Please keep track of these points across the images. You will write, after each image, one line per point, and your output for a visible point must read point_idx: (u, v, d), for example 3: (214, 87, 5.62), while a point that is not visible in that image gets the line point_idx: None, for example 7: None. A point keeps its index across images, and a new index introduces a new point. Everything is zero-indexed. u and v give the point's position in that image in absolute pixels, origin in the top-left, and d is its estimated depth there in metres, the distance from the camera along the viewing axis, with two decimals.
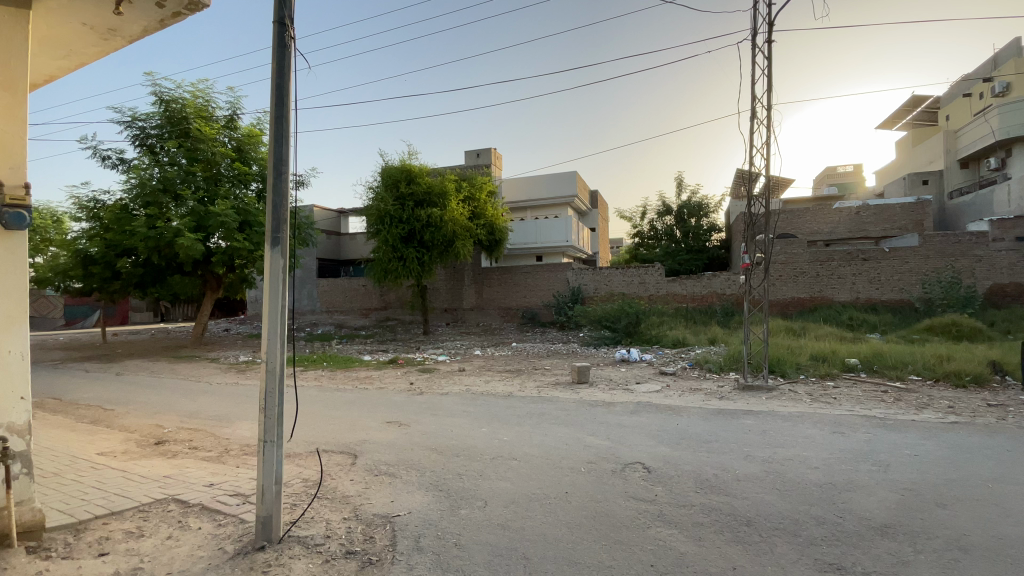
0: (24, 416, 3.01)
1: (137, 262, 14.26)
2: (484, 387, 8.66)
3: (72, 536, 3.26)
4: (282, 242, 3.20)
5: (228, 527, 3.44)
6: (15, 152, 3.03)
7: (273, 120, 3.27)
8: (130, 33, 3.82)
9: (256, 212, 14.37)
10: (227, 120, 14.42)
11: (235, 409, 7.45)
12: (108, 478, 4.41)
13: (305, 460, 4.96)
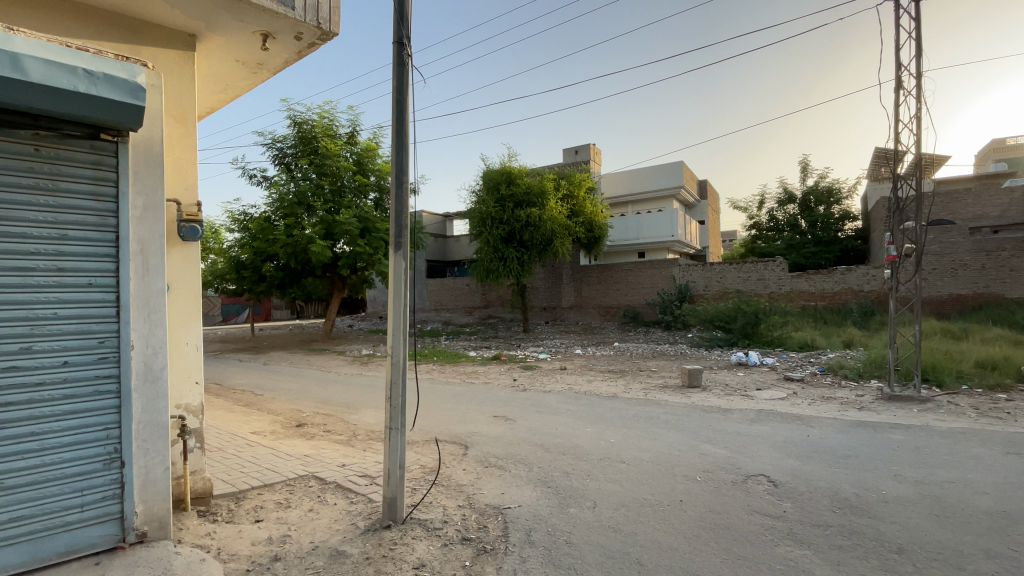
0: (198, 398, 3.57)
1: (278, 266, 16.28)
2: (588, 387, 8.56)
3: (234, 504, 3.80)
4: (404, 246, 3.43)
5: (359, 505, 3.79)
6: (188, 176, 3.59)
7: (395, 133, 3.52)
8: (273, 65, 4.34)
9: (374, 219, 15.71)
10: (348, 136, 15.94)
11: (360, 398, 8.20)
12: (261, 454, 5.11)
13: (422, 448, 5.30)
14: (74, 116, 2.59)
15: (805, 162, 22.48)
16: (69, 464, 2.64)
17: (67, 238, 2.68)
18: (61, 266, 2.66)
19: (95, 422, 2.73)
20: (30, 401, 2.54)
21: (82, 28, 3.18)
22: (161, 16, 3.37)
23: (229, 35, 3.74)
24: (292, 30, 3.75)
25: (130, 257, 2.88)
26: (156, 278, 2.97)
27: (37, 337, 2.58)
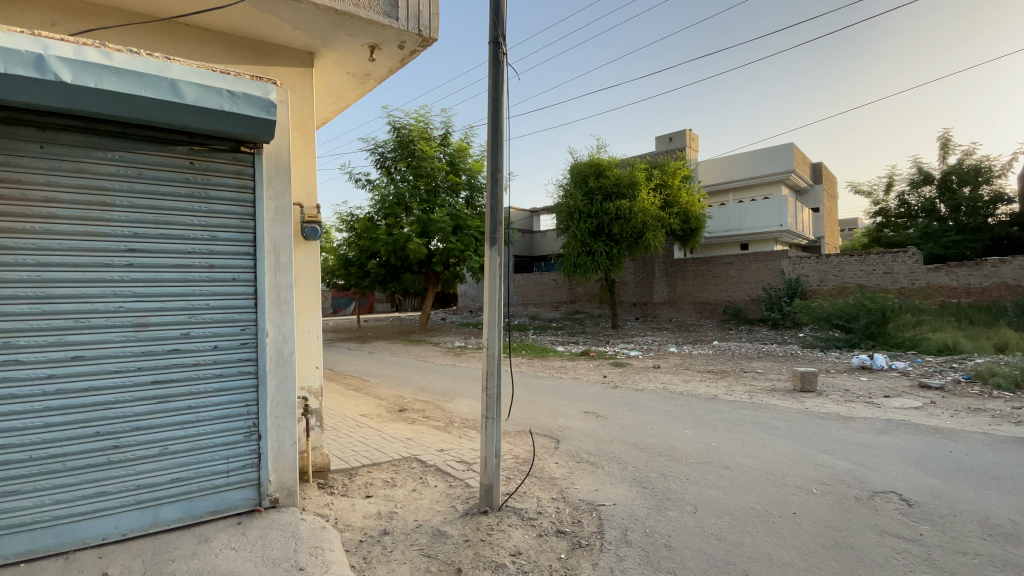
0: (318, 381, 3.95)
1: (380, 263, 17.50)
2: (685, 386, 8.18)
3: (347, 479, 4.17)
4: (499, 241, 3.53)
5: (457, 488, 3.98)
6: (309, 181, 3.97)
7: (490, 131, 3.60)
8: (379, 74, 4.63)
9: (465, 216, 16.29)
10: (441, 138, 16.63)
11: (455, 388, 8.58)
12: (370, 434, 5.55)
13: (515, 439, 5.42)
14: (221, 133, 2.97)
15: (946, 137, 19.45)
16: (217, 435, 3.05)
17: (216, 239, 3.09)
18: (211, 263, 3.07)
19: (238, 399, 3.13)
20: (187, 379, 2.96)
21: (223, 55, 3.65)
22: (285, 37, 3.76)
23: (341, 50, 4.06)
24: (395, 40, 3.96)
25: (266, 255, 3.28)
26: (285, 273, 3.36)
27: (193, 324, 3.00)
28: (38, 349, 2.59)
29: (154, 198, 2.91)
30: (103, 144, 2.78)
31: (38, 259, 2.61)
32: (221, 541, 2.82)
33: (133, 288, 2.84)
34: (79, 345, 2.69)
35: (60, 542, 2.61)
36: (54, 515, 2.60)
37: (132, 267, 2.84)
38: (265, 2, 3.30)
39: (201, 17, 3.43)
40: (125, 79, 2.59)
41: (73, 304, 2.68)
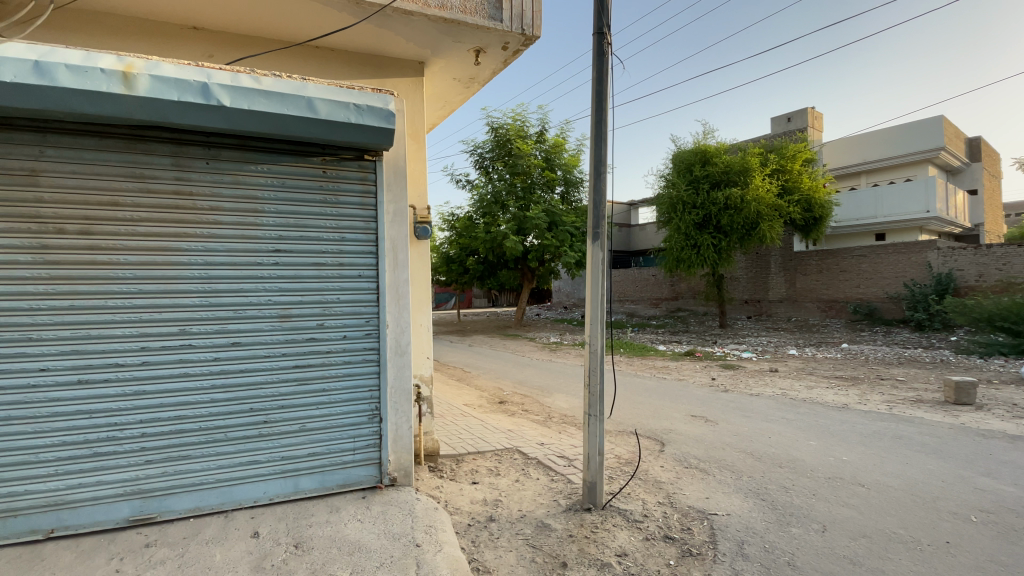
0: (428, 370, 4.20)
1: (478, 259, 18.12)
2: (806, 393, 7.42)
3: (454, 464, 4.39)
4: (602, 236, 3.47)
5: (559, 483, 4.00)
6: (422, 183, 4.22)
7: (594, 125, 3.55)
8: (483, 77, 4.76)
9: (561, 212, 16.26)
10: (538, 135, 16.73)
11: (553, 383, 8.62)
12: (473, 424, 5.79)
13: (617, 439, 5.31)
14: (348, 143, 3.26)
15: None
16: (346, 416, 3.37)
17: (345, 240, 3.42)
18: (341, 261, 3.40)
19: (363, 384, 3.43)
20: (322, 364, 3.31)
21: (347, 71, 4.00)
22: (399, 49, 4.02)
23: (449, 56, 4.23)
24: (499, 42, 4.04)
25: (386, 253, 3.55)
26: (403, 271, 3.61)
27: (327, 316, 3.34)
28: (207, 335, 3.06)
29: (294, 204, 3.29)
30: (255, 159, 3.19)
31: (206, 259, 3.06)
32: (349, 513, 3.11)
33: (278, 283, 3.23)
34: (237, 333, 3.13)
35: (223, 501, 3.07)
36: (217, 478, 3.05)
37: (277, 265, 3.23)
38: (383, 19, 3.55)
39: (329, 38, 3.79)
40: (271, 100, 2.94)
41: (233, 297, 3.12)
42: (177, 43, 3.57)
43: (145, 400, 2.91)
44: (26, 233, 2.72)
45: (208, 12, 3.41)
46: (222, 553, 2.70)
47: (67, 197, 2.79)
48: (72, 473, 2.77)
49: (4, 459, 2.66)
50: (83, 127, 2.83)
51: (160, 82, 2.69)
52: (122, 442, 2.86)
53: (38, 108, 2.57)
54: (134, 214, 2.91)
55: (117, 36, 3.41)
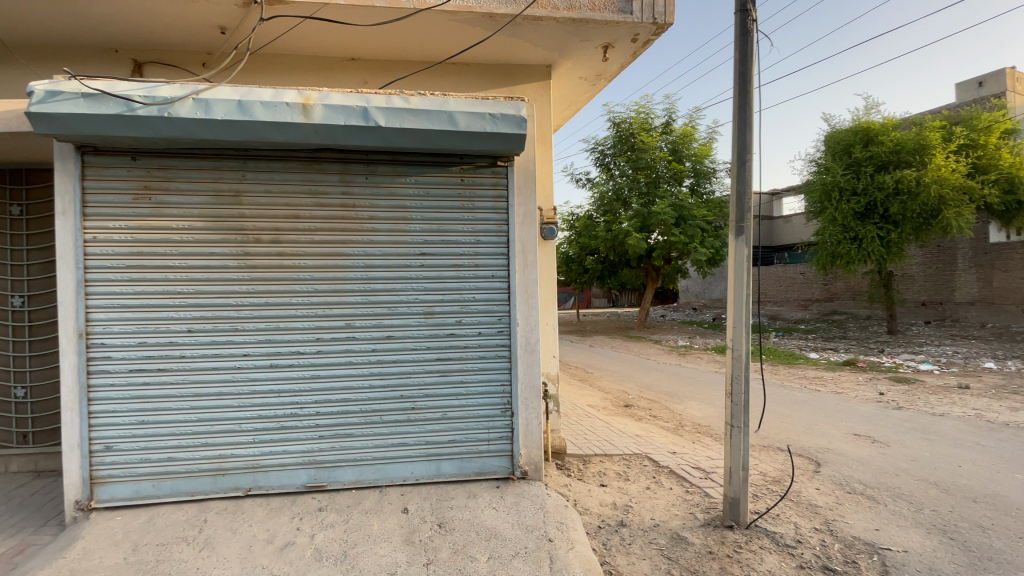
0: (554, 368, 4.26)
1: (599, 258, 17.82)
2: (1013, 416, 6.03)
3: (582, 464, 4.39)
4: (746, 231, 3.21)
5: (695, 495, 3.77)
6: (549, 184, 4.28)
7: (736, 111, 3.29)
8: (611, 73, 4.64)
9: (690, 206, 15.29)
10: (664, 126, 15.92)
11: (682, 389, 8.15)
12: (600, 425, 5.72)
13: (762, 455, 4.84)
14: (484, 150, 3.44)
15: None
16: (482, 407, 3.57)
17: (480, 242, 3.61)
18: (476, 262, 3.60)
19: (497, 379, 3.60)
20: (459, 359, 3.55)
21: (480, 83, 4.22)
22: (529, 56, 4.13)
23: (577, 56, 4.22)
24: (629, 34, 3.92)
25: (516, 254, 3.65)
26: (532, 270, 3.67)
27: (464, 314, 3.57)
28: (366, 329, 3.46)
29: (437, 210, 3.56)
30: (403, 172, 3.53)
31: (365, 263, 3.47)
32: (485, 500, 3.29)
33: (422, 284, 3.53)
34: (390, 327, 3.49)
35: (378, 477, 3.44)
36: (374, 456, 3.43)
37: (422, 266, 3.53)
38: (514, 28, 3.68)
39: (465, 53, 4.04)
40: (418, 116, 3.22)
41: (386, 295, 3.49)
42: (339, 74, 4.09)
43: (318, 383, 3.39)
44: (234, 243, 3.32)
45: (365, 43, 3.85)
46: (378, 523, 3.04)
47: (261, 213, 3.36)
48: (265, 442, 3.32)
49: (217, 427, 3.28)
50: (272, 153, 3.37)
51: (330, 109, 3.11)
52: (302, 418, 3.37)
53: (242, 140, 3.13)
54: (310, 225, 3.41)
55: (294, 73, 4.02)
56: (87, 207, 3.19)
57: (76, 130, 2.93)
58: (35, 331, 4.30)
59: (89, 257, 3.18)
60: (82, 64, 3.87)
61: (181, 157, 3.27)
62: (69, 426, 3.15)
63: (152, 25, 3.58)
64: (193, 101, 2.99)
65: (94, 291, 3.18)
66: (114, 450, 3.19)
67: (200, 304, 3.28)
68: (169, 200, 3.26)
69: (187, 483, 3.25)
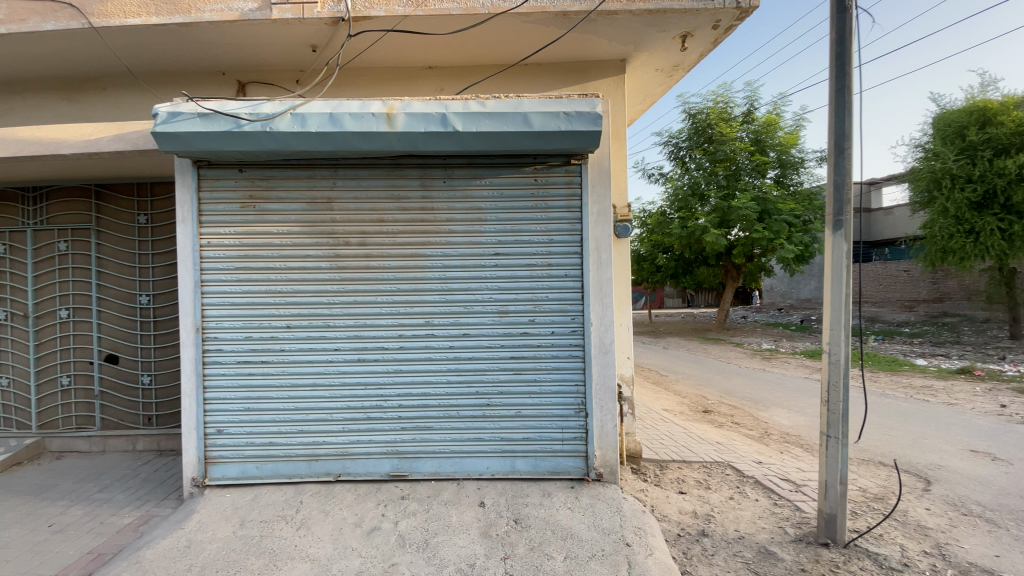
0: (628, 369, 4.17)
1: (673, 256, 17.15)
2: None
3: (659, 470, 4.26)
4: (846, 225, 2.96)
5: (784, 509, 3.53)
6: (624, 181, 4.18)
7: (833, 95, 3.04)
8: (689, 62, 4.45)
9: (774, 199, 14.28)
10: (745, 115, 15.00)
11: (767, 396, 7.65)
12: (677, 431, 5.51)
13: (860, 469, 4.43)
14: (559, 149, 3.43)
15: None
16: (556, 407, 3.57)
17: (554, 242, 3.61)
18: (550, 261, 3.60)
19: (571, 378, 3.58)
20: (533, 358, 3.57)
21: (553, 82, 4.22)
22: (602, 51, 4.07)
23: (653, 49, 4.10)
24: (710, 21, 3.74)
25: (590, 253, 3.61)
26: (606, 269, 3.61)
27: (538, 313, 3.59)
28: (444, 326, 3.58)
29: (512, 211, 3.61)
30: (479, 174, 3.61)
31: (443, 263, 3.59)
32: (560, 499, 3.29)
33: (497, 283, 3.59)
34: (466, 325, 3.59)
35: (455, 470, 3.55)
36: (451, 449, 3.55)
37: (497, 266, 3.60)
38: (589, 25, 3.65)
39: (538, 54, 4.06)
40: (495, 119, 3.28)
41: (463, 294, 3.59)
42: (417, 83, 4.26)
43: (401, 377, 3.56)
44: (326, 245, 3.58)
45: (442, 51, 3.99)
46: (457, 515, 3.14)
47: (349, 217, 3.59)
48: (352, 431, 3.55)
49: (311, 415, 3.54)
50: (359, 161, 3.58)
51: (411, 117, 3.26)
52: (386, 409, 3.55)
53: (332, 150, 3.35)
54: (392, 228, 3.59)
55: (377, 84, 4.25)
56: (202, 216, 3.56)
57: (193, 146, 3.28)
58: (159, 325, 4.88)
59: (204, 260, 3.56)
60: (196, 87, 4.33)
61: (280, 167, 3.56)
62: (188, 411, 3.54)
63: (254, 47, 3.94)
64: (291, 116, 3.25)
65: (209, 291, 3.55)
66: (225, 433, 3.55)
67: (296, 302, 3.56)
68: (270, 208, 3.56)
69: (285, 466, 3.54)
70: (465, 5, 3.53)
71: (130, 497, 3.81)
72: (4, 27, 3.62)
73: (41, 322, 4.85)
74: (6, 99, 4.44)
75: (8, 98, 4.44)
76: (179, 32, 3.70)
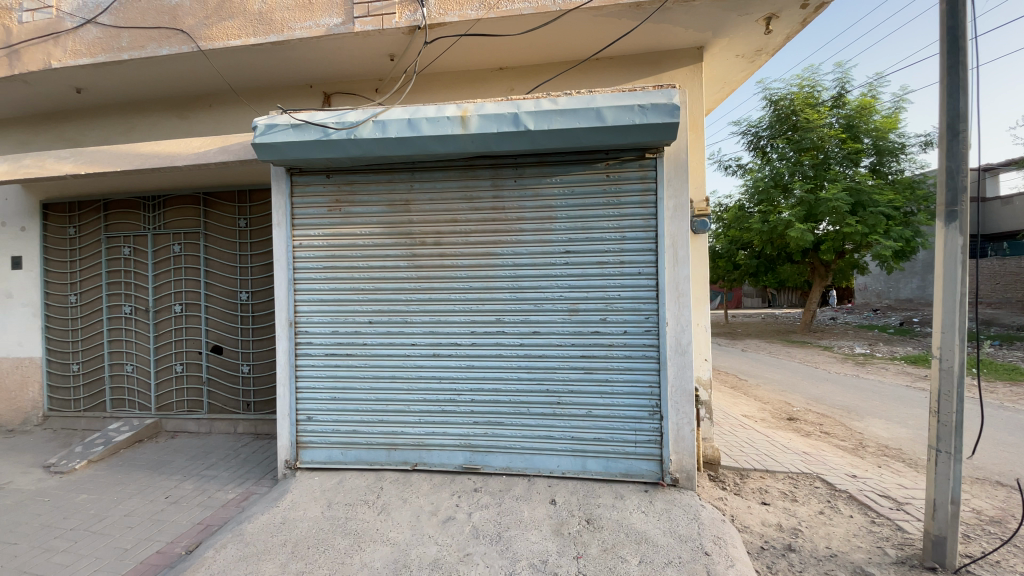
0: (706, 372, 4.00)
1: (752, 254, 16.18)
2: None
3: (738, 478, 4.05)
4: (961, 216, 2.65)
5: (883, 528, 3.23)
6: (702, 173, 4.00)
7: (944, 73, 2.73)
8: (774, 46, 4.18)
9: (870, 189, 13.03)
10: (834, 99, 13.86)
11: (862, 404, 7.02)
12: (758, 438, 5.21)
13: (974, 489, 3.96)
14: (632, 143, 3.35)
15: None
16: (629, 408, 3.50)
17: (626, 238, 3.54)
18: (623, 259, 3.53)
19: (645, 379, 3.50)
20: (605, 357, 3.53)
21: (626, 76, 4.13)
22: (678, 40, 3.93)
23: (733, 34, 3.89)
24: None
25: (666, 251, 3.51)
26: (684, 267, 3.50)
27: (610, 312, 3.54)
28: (515, 324, 3.63)
29: (583, 208, 3.58)
30: (550, 172, 3.61)
31: (514, 261, 3.63)
32: (634, 502, 3.22)
33: (568, 281, 3.57)
34: (537, 323, 3.61)
35: (527, 466, 3.58)
36: (523, 445, 3.59)
37: (568, 264, 3.58)
38: (664, 14, 3.54)
39: (610, 47, 3.99)
40: (566, 116, 3.25)
41: (533, 292, 3.61)
42: (489, 85, 4.33)
43: (473, 373, 3.65)
44: (404, 245, 3.74)
45: (513, 51, 4.04)
46: (529, 511, 3.17)
47: (425, 218, 3.73)
48: (428, 423, 3.69)
49: (390, 406, 3.73)
50: (435, 164, 3.71)
51: (485, 119, 3.32)
52: (459, 403, 3.66)
53: (410, 154, 3.50)
54: (466, 227, 3.69)
55: (450, 87, 4.37)
56: (294, 219, 3.85)
57: (286, 155, 3.55)
58: (257, 320, 5.34)
59: (296, 260, 3.85)
60: (287, 99, 4.68)
61: (363, 172, 3.77)
62: (282, 399, 3.84)
63: (338, 60, 4.20)
64: (372, 123, 3.42)
65: (300, 289, 3.84)
66: (314, 420, 3.82)
67: (378, 299, 3.75)
68: (354, 210, 3.79)
69: (367, 453, 3.76)
70: (536, 4, 3.54)
71: (232, 475, 4.22)
72: (129, 54, 4.11)
73: (159, 316, 5.48)
74: (131, 118, 5.04)
75: (132, 117, 5.04)
76: (273, 50, 4.02)
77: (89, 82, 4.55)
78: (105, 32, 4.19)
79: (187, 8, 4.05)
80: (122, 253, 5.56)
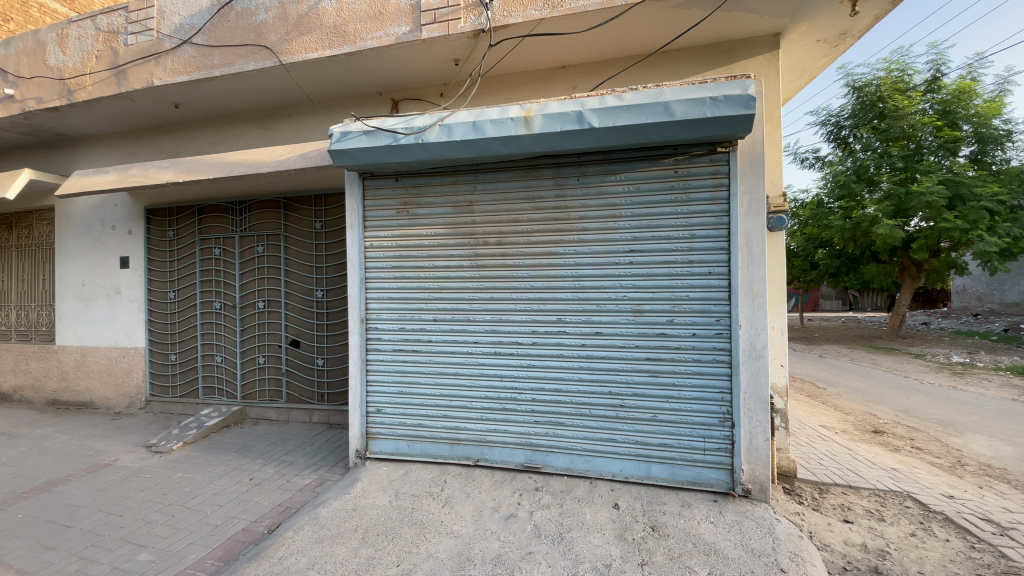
0: (782, 379, 3.79)
1: (832, 253, 15.10)
2: None
3: (817, 493, 3.80)
4: None
5: (985, 554, 2.92)
6: (778, 168, 3.79)
7: None
8: (860, 28, 3.87)
9: (971, 181, 11.73)
10: (928, 83, 12.66)
11: (962, 419, 6.35)
12: (839, 451, 4.86)
13: None
14: (702, 138, 3.23)
15: None
16: (696, 413, 3.38)
17: (695, 237, 3.42)
18: (691, 259, 3.42)
19: (714, 383, 3.36)
20: (670, 359, 3.43)
21: (694, 69, 3.99)
22: (751, 28, 3.74)
23: (813, 18, 3.65)
24: None
25: (739, 250, 3.35)
26: (758, 266, 3.34)
27: (676, 313, 3.44)
28: (576, 324, 3.61)
29: (649, 207, 3.49)
30: (615, 169, 3.55)
31: (577, 261, 3.61)
32: (702, 512, 3.11)
33: (632, 281, 3.50)
34: (599, 323, 3.57)
35: (588, 468, 3.55)
36: (584, 447, 3.56)
37: (632, 264, 3.51)
38: (736, 2, 3.38)
39: (677, 40, 3.87)
40: (633, 112, 3.18)
41: (596, 292, 3.57)
42: (551, 84, 4.33)
43: (534, 372, 3.67)
44: (468, 245, 3.82)
45: (576, 49, 4.01)
46: (591, 513, 3.14)
47: (488, 218, 3.78)
48: (490, 420, 3.75)
49: (454, 403, 3.83)
50: (498, 165, 3.76)
51: (548, 118, 3.32)
52: (520, 402, 3.69)
53: (475, 155, 3.56)
54: (528, 227, 3.71)
55: (514, 87, 4.41)
56: (366, 221, 4.04)
57: (358, 159, 3.73)
58: (331, 316, 5.65)
59: (367, 260, 4.04)
60: (358, 107, 4.91)
61: (430, 175, 3.89)
62: (354, 391, 4.05)
63: (406, 67, 4.35)
64: (439, 127, 3.51)
65: (371, 288, 4.02)
66: (382, 413, 4.00)
67: (443, 297, 3.86)
68: (421, 211, 3.91)
69: (432, 447, 3.87)
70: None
71: (308, 461, 4.50)
72: (220, 71, 4.47)
73: (245, 311, 5.93)
74: (220, 129, 5.49)
75: (222, 128, 5.49)
76: (347, 61, 4.24)
77: (185, 97, 5.00)
78: (199, 51, 4.58)
79: (270, 25, 4.35)
80: (213, 253, 6.07)
